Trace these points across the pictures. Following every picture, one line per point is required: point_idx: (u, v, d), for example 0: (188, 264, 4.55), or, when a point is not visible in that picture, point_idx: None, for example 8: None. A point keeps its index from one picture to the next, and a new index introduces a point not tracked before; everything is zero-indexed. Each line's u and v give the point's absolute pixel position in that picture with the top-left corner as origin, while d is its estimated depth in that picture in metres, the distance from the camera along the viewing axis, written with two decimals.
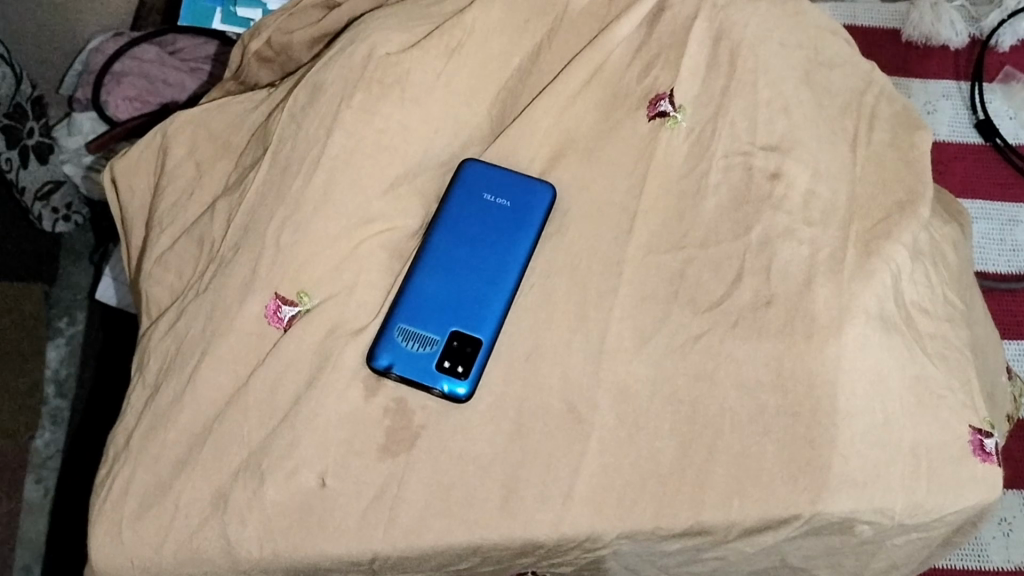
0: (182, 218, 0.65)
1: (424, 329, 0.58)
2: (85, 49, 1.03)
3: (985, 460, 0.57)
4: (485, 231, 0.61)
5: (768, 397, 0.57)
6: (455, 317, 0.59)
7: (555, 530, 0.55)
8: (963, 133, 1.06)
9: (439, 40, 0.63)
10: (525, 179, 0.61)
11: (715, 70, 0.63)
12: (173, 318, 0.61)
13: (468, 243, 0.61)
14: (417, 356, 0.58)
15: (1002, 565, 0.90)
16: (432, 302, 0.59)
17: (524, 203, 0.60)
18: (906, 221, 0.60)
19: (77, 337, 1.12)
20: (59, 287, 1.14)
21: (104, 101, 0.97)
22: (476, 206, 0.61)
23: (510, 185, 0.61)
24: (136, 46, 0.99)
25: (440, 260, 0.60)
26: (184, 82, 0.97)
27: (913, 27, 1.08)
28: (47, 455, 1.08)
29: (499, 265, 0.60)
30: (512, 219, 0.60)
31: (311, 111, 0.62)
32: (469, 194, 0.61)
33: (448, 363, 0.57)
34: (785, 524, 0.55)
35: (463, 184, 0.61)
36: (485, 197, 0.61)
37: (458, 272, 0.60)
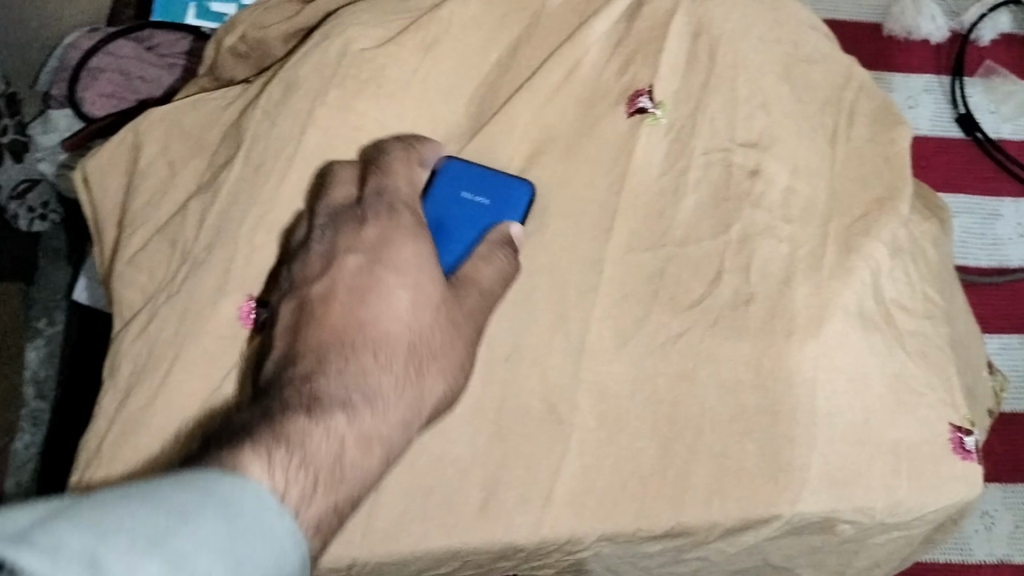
0: (154, 218, 0.64)
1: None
2: (60, 46, 1.02)
3: (964, 458, 0.56)
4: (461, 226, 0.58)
5: (747, 396, 0.56)
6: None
7: (534, 533, 0.55)
8: (945, 127, 1.06)
9: (415, 35, 0.63)
10: (504, 177, 0.59)
11: (694, 65, 0.62)
12: (144, 320, 0.59)
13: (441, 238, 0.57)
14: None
15: (984, 558, 0.90)
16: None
17: (504, 202, 0.58)
18: (886, 218, 0.59)
19: (56, 338, 1.10)
20: (38, 285, 1.12)
21: (80, 97, 0.95)
22: (454, 204, 0.58)
23: (489, 183, 0.59)
24: (112, 41, 0.96)
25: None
26: (161, 78, 0.95)
27: (895, 21, 1.08)
28: (25, 459, 1.06)
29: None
30: (491, 218, 0.58)
31: (287, 110, 0.61)
32: (446, 191, 0.58)
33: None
34: (766, 524, 0.54)
35: (440, 180, 0.59)
36: (463, 194, 0.59)
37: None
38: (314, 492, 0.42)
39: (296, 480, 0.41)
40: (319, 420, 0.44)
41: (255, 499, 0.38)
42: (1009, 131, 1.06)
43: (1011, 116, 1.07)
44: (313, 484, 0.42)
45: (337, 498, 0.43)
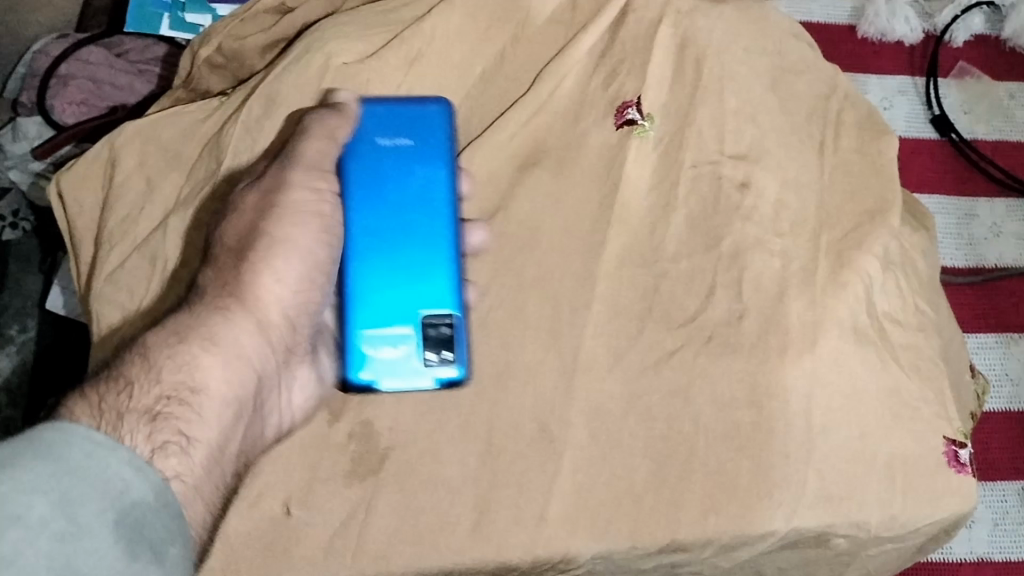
0: (132, 236, 0.63)
1: (387, 327, 0.55)
2: (29, 52, 0.96)
3: (960, 471, 0.56)
4: (394, 174, 0.57)
5: (741, 412, 0.56)
6: (415, 296, 0.56)
7: (528, 554, 0.54)
8: (919, 128, 1.00)
9: (398, 50, 0.61)
10: (413, 107, 0.58)
11: (681, 78, 0.62)
12: (128, 340, 0.59)
13: (387, 202, 0.57)
14: (393, 365, 0.54)
15: (965, 558, 0.85)
16: (380, 289, 0.55)
17: (423, 128, 0.58)
18: (876, 230, 0.59)
19: (28, 344, 1.03)
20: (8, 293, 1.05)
21: (49, 105, 0.91)
22: (375, 155, 0.57)
23: (399, 120, 0.58)
24: (82, 48, 0.93)
25: (368, 234, 0.56)
26: (133, 85, 0.92)
27: (869, 23, 1.01)
28: None
29: (433, 212, 0.57)
30: (419, 154, 0.58)
31: (269, 126, 0.60)
32: (366, 150, 0.57)
33: (435, 357, 0.55)
34: (761, 540, 0.55)
35: (353, 133, 0.57)
36: (381, 141, 0.57)
37: (395, 236, 0.56)
38: (126, 403, 0.42)
39: (113, 400, 0.42)
40: (181, 325, 0.48)
41: (75, 438, 0.37)
42: (983, 132, 1.01)
43: (983, 117, 1.01)
44: (130, 391, 0.43)
45: (168, 394, 0.44)
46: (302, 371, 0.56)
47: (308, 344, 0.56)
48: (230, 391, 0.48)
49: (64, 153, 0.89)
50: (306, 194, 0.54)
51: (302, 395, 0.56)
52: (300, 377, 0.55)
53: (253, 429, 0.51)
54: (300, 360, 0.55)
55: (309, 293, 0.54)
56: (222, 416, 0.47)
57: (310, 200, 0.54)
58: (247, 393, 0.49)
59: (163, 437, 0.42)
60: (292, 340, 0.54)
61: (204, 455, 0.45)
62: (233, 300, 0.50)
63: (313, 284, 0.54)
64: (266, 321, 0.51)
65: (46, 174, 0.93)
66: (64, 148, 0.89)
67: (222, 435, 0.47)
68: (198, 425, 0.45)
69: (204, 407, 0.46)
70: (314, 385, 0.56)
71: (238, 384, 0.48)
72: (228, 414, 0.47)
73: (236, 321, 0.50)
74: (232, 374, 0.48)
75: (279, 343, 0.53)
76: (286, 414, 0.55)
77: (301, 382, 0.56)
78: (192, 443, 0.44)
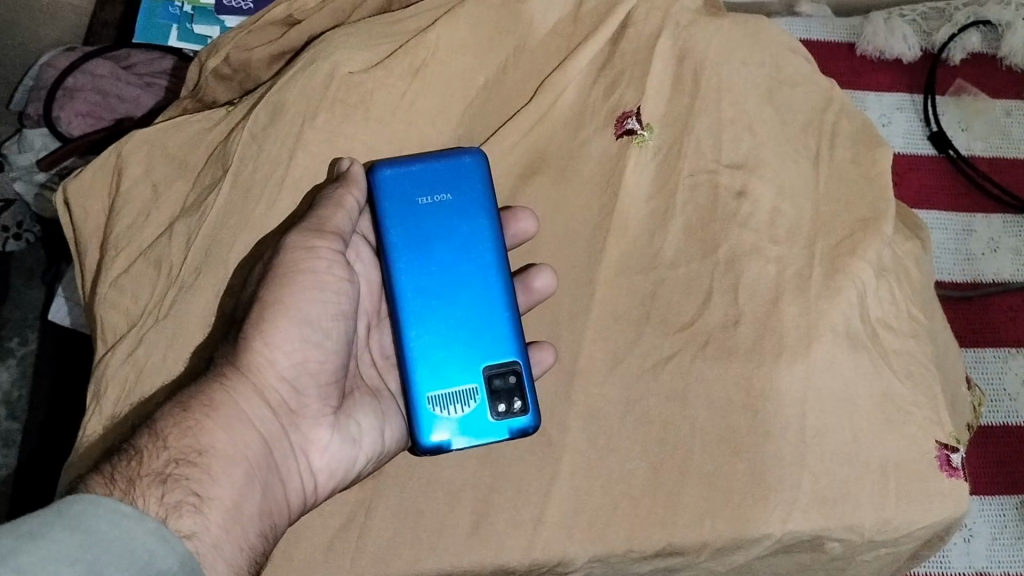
0: (137, 241, 0.64)
1: (455, 385, 0.56)
2: (37, 64, 0.97)
3: (952, 476, 0.57)
4: (438, 232, 0.58)
5: (737, 417, 0.56)
6: (476, 352, 0.57)
7: (526, 556, 0.55)
8: (916, 144, 0.98)
9: (402, 60, 0.63)
10: (448, 160, 0.58)
11: (679, 89, 0.63)
12: (132, 344, 0.60)
13: (436, 260, 0.58)
14: (461, 421, 0.55)
15: (962, 572, 0.83)
16: (444, 348, 0.56)
17: (459, 179, 0.58)
18: (870, 238, 0.60)
19: (29, 357, 1.04)
20: (10, 304, 1.05)
21: (56, 117, 0.92)
22: (415, 215, 0.58)
23: (435, 175, 0.58)
24: (88, 61, 0.93)
25: (421, 294, 0.57)
26: (139, 98, 0.92)
27: (866, 41, 0.98)
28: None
29: (482, 265, 0.58)
30: (460, 207, 0.58)
31: (274, 133, 0.61)
32: (407, 210, 0.58)
33: (504, 407, 0.55)
34: (756, 543, 0.55)
35: (388, 196, 0.57)
36: (420, 201, 0.58)
37: (452, 294, 0.57)
38: (139, 469, 0.44)
39: (125, 469, 0.44)
40: (191, 397, 0.49)
41: (102, 508, 0.40)
42: (981, 149, 0.98)
43: (981, 134, 0.98)
44: (141, 459, 0.45)
45: (177, 457, 0.46)
46: (320, 435, 0.54)
47: (325, 404, 0.54)
48: (241, 455, 0.48)
49: (66, 164, 0.91)
50: (318, 248, 0.53)
51: (325, 458, 0.54)
52: (323, 440, 0.54)
53: (274, 499, 0.49)
54: (315, 423, 0.54)
55: (327, 352, 0.54)
56: (233, 476, 0.47)
57: (329, 257, 0.53)
58: (261, 455, 0.49)
59: (177, 497, 0.44)
60: (301, 402, 0.53)
61: (220, 515, 0.45)
62: (229, 365, 0.51)
63: (320, 343, 0.53)
64: (271, 385, 0.52)
65: (51, 186, 0.95)
66: (69, 160, 0.91)
67: (238, 495, 0.47)
68: (212, 484, 0.46)
69: (214, 467, 0.47)
70: (344, 447, 0.55)
71: (243, 447, 0.49)
72: (241, 476, 0.47)
73: (239, 389, 0.50)
74: (238, 438, 0.49)
75: (288, 406, 0.53)
76: (309, 480, 0.53)
77: (324, 445, 0.54)
78: (206, 503, 0.45)
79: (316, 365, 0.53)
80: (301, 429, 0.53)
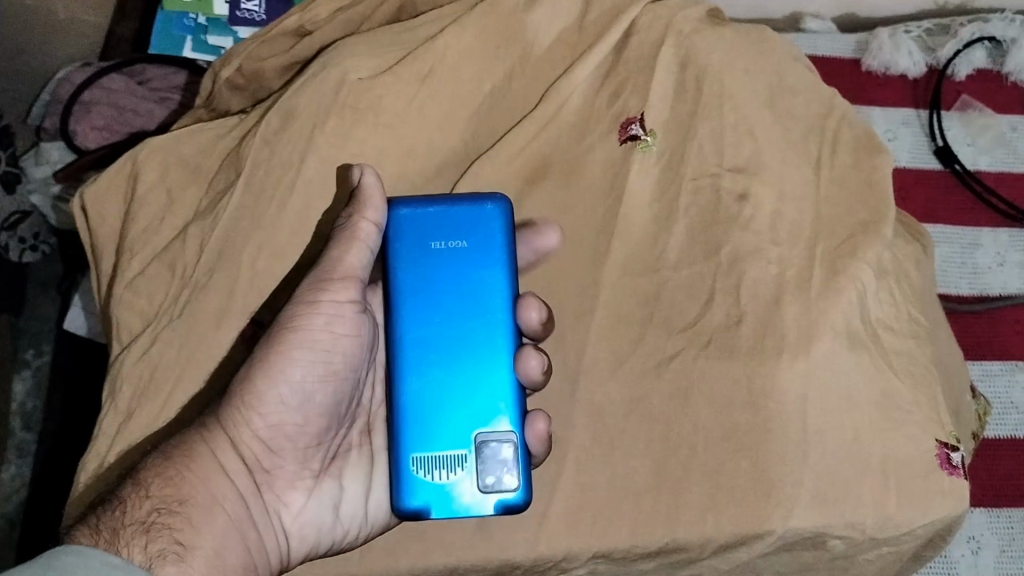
0: (152, 244, 0.65)
1: (444, 449, 0.55)
2: (53, 80, 0.99)
3: (951, 473, 0.57)
4: (448, 280, 0.57)
5: (740, 414, 0.57)
6: (472, 418, 0.56)
7: (531, 550, 0.57)
8: (923, 159, 0.97)
9: (411, 66, 0.64)
10: (470, 204, 0.58)
11: (682, 96, 0.64)
12: (145, 343, 0.61)
13: (441, 311, 0.57)
14: (446, 490, 0.55)
15: None
16: (439, 409, 0.56)
17: (477, 226, 0.58)
18: (870, 241, 0.61)
19: (44, 369, 1.05)
20: (24, 317, 1.06)
21: (72, 130, 0.93)
22: (428, 258, 0.57)
23: (453, 220, 0.58)
24: (106, 75, 0.95)
25: (421, 347, 0.56)
26: (154, 112, 0.93)
27: (873, 56, 0.97)
28: (13, 490, 1.01)
29: (489, 322, 0.57)
30: (474, 257, 0.57)
31: (285, 139, 0.63)
32: (420, 252, 0.57)
33: (492, 481, 0.55)
34: (758, 540, 0.56)
35: (404, 234, 0.57)
36: (434, 245, 0.57)
37: (452, 349, 0.57)
38: (124, 518, 0.47)
39: (109, 519, 0.47)
40: (172, 447, 0.52)
41: (91, 560, 0.41)
42: (986, 163, 0.97)
43: (987, 148, 0.97)
44: (124, 506, 0.48)
45: (160, 507, 0.49)
46: (294, 498, 0.57)
47: (304, 467, 0.57)
48: (219, 506, 0.52)
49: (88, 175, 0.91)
50: (321, 300, 0.54)
51: (298, 521, 0.56)
52: (296, 504, 0.57)
53: (255, 551, 0.53)
54: (290, 485, 0.57)
55: (307, 416, 0.55)
56: (213, 527, 0.51)
57: (331, 310, 0.54)
58: (239, 509, 0.53)
59: (160, 546, 0.47)
60: (278, 462, 0.56)
61: (201, 562, 0.48)
62: (212, 418, 0.54)
63: (303, 406, 0.55)
64: (247, 443, 0.54)
65: (66, 198, 0.96)
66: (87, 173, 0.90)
67: (218, 545, 0.50)
68: (194, 533, 0.49)
69: (193, 517, 0.50)
70: (322, 509, 0.57)
71: (219, 499, 0.52)
72: (220, 526, 0.51)
73: (217, 443, 0.53)
74: (215, 490, 0.52)
75: (264, 465, 0.55)
76: (283, 541, 0.55)
77: (298, 509, 0.57)
78: (189, 552, 0.48)
79: (294, 429, 0.56)
80: (276, 490, 0.56)
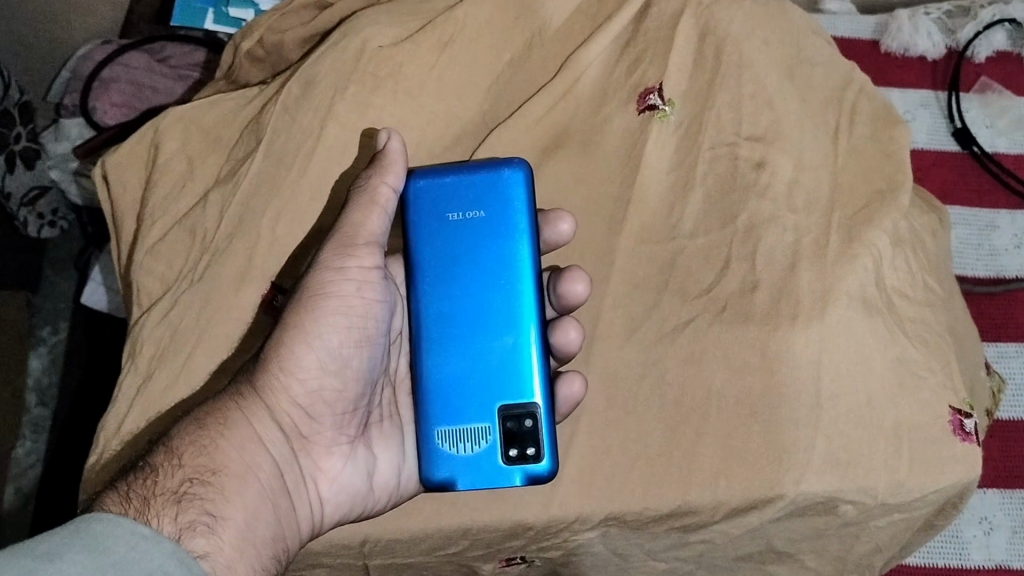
0: (173, 210, 0.66)
1: (468, 421, 0.57)
2: (74, 56, 0.98)
3: (964, 439, 0.58)
4: (470, 251, 0.58)
5: (754, 378, 0.58)
6: (495, 389, 0.57)
7: (544, 512, 0.58)
8: (941, 140, 0.96)
9: (431, 35, 0.65)
10: (487, 174, 0.58)
11: (701, 65, 0.64)
12: (166, 306, 0.62)
13: (462, 284, 0.58)
14: (471, 461, 0.56)
15: (981, 564, 0.81)
16: (462, 382, 0.57)
17: (496, 195, 0.58)
18: (886, 209, 0.61)
19: (60, 346, 1.06)
20: (42, 295, 1.08)
21: (91, 107, 0.93)
22: (446, 231, 0.58)
23: (471, 191, 0.58)
24: (124, 53, 0.95)
25: (443, 321, 0.58)
26: (173, 89, 0.95)
27: (891, 38, 0.96)
28: (26, 465, 1.02)
29: (510, 292, 0.58)
30: (496, 227, 0.58)
31: (306, 106, 0.63)
32: (438, 225, 0.58)
33: (516, 453, 0.55)
34: (770, 504, 0.57)
35: (421, 209, 0.58)
36: (451, 218, 0.58)
37: (475, 321, 0.58)
38: (155, 488, 0.47)
39: (140, 488, 0.47)
40: (206, 415, 0.53)
41: (123, 529, 0.41)
42: (1005, 146, 0.96)
43: (1007, 131, 0.96)
44: (157, 476, 0.48)
45: (192, 477, 0.49)
46: (331, 464, 0.58)
47: (340, 433, 0.58)
48: (253, 474, 0.52)
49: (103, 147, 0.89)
50: (348, 264, 0.55)
51: (334, 489, 0.57)
52: (333, 470, 0.58)
53: (286, 522, 0.53)
54: (327, 451, 0.58)
55: (344, 381, 0.56)
56: (246, 496, 0.50)
57: (357, 276, 0.56)
58: (273, 477, 0.53)
59: (190, 517, 0.46)
60: (316, 429, 0.57)
61: (232, 534, 0.47)
62: (247, 385, 0.55)
63: (338, 371, 0.56)
64: (285, 410, 0.55)
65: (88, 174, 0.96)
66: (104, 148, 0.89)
67: (251, 516, 0.49)
68: (225, 503, 0.48)
69: (226, 487, 0.50)
70: (356, 477, 0.58)
71: (255, 467, 0.52)
72: (253, 496, 0.51)
73: (254, 411, 0.54)
74: (250, 458, 0.52)
75: (302, 432, 0.56)
76: (317, 508, 0.56)
77: (335, 475, 0.58)
78: (218, 524, 0.47)
79: (332, 394, 0.56)
80: (313, 456, 0.57)
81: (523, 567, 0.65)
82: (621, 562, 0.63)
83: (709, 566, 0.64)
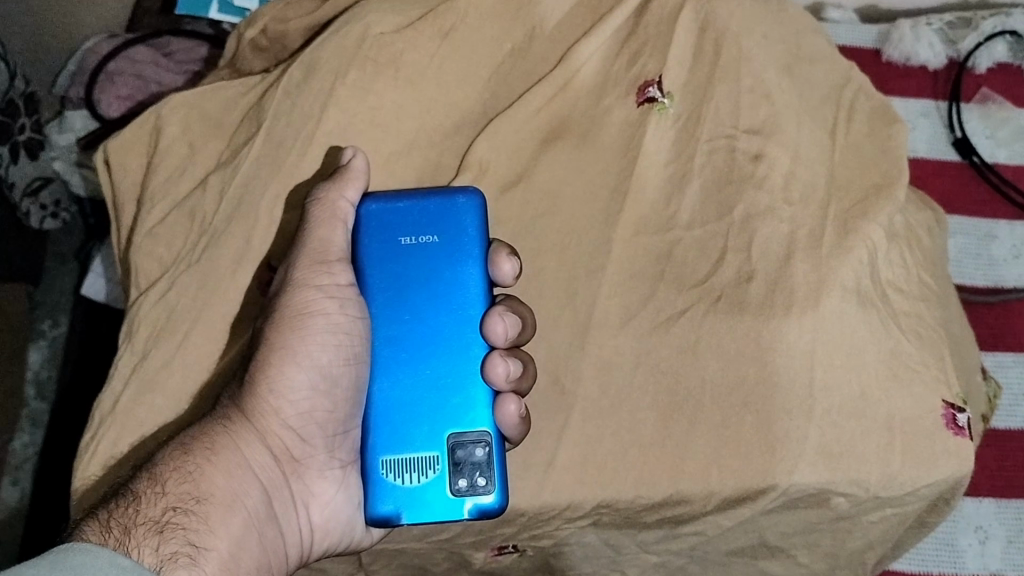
0: (173, 194, 0.65)
1: (416, 451, 0.55)
2: (78, 51, 0.98)
3: (957, 433, 0.58)
4: (421, 276, 0.57)
5: (747, 368, 0.58)
6: (445, 418, 0.55)
7: (536, 498, 0.58)
8: (941, 149, 0.96)
9: (432, 23, 0.65)
10: (443, 200, 0.58)
11: (700, 59, 0.64)
12: (163, 288, 0.62)
13: (412, 308, 0.57)
14: (417, 491, 0.54)
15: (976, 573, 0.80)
16: (407, 408, 0.55)
17: (451, 221, 0.58)
18: (883, 202, 0.61)
19: (59, 340, 1.06)
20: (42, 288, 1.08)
21: (96, 99, 0.94)
22: (396, 254, 0.57)
23: (423, 215, 0.58)
24: (129, 47, 0.95)
25: (391, 345, 0.56)
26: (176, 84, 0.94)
27: (893, 47, 0.96)
28: (24, 457, 1.01)
29: (460, 318, 0.57)
30: (447, 252, 0.57)
31: (306, 89, 0.64)
32: (387, 246, 0.57)
33: (465, 484, 0.54)
34: (762, 494, 0.57)
35: (371, 231, 0.57)
36: (402, 241, 0.57)
37: (425, 346, 0.56)
38: (136, 517, 0.45)
39: (121, 517, 0.45)
40: (192, 440, 0.52)
41: (101, 561, 0.37)
42: (1005, 156, 0.96)
43: (1006, 141, 0.96)
44: (138, 504, 0.46)
45: (175, 505, 0.47)
46: (323, 489, 0.58)
47: (333, 456, 0.58)
48: (239, 503, 0.51)
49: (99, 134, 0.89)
50: (323, 282, 0.55)
51: (325, 513, 0.57)
52: (325, 494, 0.57)
53: (271, 550, 0.53)
54: (320, 475, 0.57)
55: (335, 401, 0.56)
56: (231, 526, 0.49)
57: (336, 293, 0.55)
58: (262, 505, 0.53)
59: (171, 548, 0.45)
60: (309, 452, 0.57)
61: (214, 566, 0.47)
62: (235, 410, 0.54)
63: (328, 393, 0.56)
64: (275, 432, 0.55)
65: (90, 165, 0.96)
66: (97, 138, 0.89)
67: (234, 545, 0.49)
68: (209, 534, 0.47)
69: (209, 516, 0.48)
70: (348, 503, 0.58)
71: (242, 496, 0.51)
72: (239, 524, 0.50)
73: (241, 434, 0.54)
74: (237, 485, 0.52)
75: (293, 455, 0.56)
76: (307, 534, 0.56)
77: (326, 499, 0.58)
78: (201, 555, 0.46)
79: (324, 415, 0.56)
80: (305, 480, 0.57)
81: (515, 557, 0.64)
82: (613, 554, 0.63)
83: (702, 560, 0.64)
